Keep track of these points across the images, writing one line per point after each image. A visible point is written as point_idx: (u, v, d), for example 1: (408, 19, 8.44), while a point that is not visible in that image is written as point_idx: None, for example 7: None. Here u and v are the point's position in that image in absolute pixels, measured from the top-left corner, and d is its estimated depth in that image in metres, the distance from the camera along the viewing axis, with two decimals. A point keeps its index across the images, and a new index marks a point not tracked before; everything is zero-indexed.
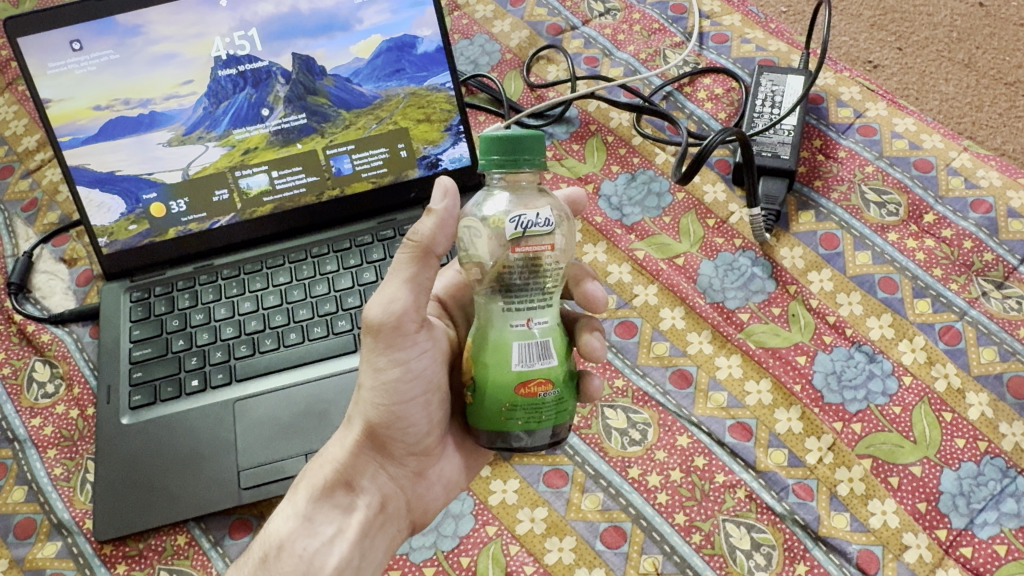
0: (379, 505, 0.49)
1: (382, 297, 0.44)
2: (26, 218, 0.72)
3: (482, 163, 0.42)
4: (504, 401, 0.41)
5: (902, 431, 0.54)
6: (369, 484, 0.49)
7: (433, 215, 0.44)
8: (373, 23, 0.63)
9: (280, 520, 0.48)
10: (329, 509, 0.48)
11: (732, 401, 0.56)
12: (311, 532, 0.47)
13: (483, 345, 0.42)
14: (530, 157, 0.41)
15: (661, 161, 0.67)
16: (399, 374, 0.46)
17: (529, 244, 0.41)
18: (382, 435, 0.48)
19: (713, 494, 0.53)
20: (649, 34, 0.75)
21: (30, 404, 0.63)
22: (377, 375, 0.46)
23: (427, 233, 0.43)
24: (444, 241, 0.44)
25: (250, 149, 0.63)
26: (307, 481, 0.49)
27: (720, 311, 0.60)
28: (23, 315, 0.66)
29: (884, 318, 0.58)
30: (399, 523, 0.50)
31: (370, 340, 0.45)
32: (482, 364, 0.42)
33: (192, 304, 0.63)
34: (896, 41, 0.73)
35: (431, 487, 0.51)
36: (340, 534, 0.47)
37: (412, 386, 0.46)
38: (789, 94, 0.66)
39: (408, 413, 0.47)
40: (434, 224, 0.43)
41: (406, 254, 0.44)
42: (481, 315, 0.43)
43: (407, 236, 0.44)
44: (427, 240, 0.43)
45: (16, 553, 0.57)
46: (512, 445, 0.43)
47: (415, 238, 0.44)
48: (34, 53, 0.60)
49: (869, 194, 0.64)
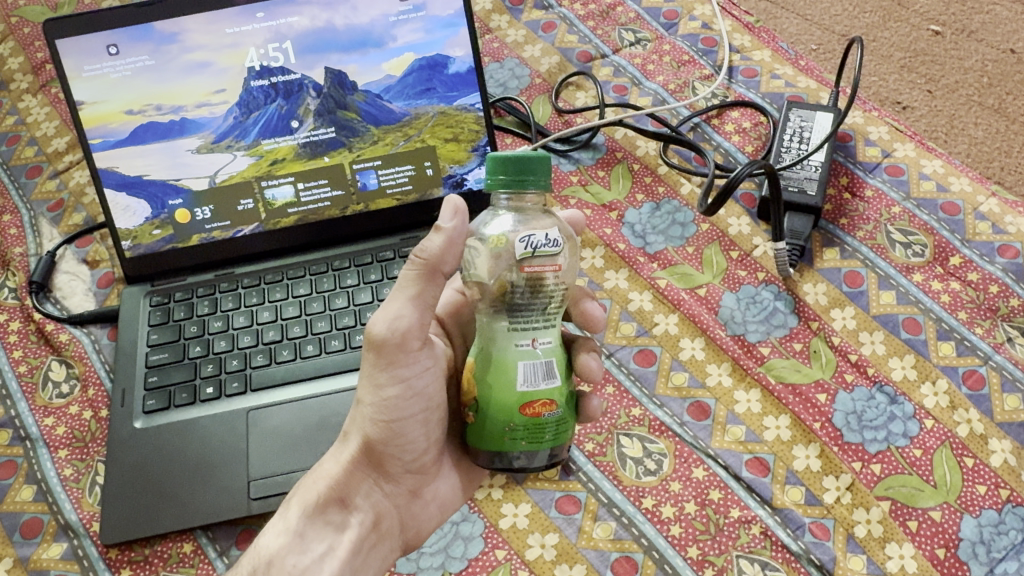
0: (372, 523, 0.49)
1: (388, 313, 0.44)
2: (52, 218, 0.72)
3: (488, 181, 0.42)
4: (508, 420, 0.41)
5: (922, 474, 0.53)
6: (363, 501, 0.49)
7: (441, 233, 0.43)
8: (407, 41, 0.63)
9: (271, 536, 0.47)
10: (321, 526, 0.47)
11: (750, 436, 0.56)
12: (302, 549, 0.46)
13: (487, 364, 0.42)
14: (535, 178, 0.41)
15: (686, 192, 0.67)
16: (400, 391, 0.45)
17: (535, 264, 0.42)
18: (378, 451, 0.48)
19: (727, 529, 0.52)
20: (678, 66, 0.75)
21: (44, 404, 0.62)
22: (377, 392, 0.46)
23: (434, 251, 0.43)
24: (453, 260, 0.44)
25: (278, 160, 0.63)
26: (300, 497, 0.48)
27: (740, 344, 0.59)
28: (42, 315, 0.66)
29: (907, 359, 0.58)
30: (392, 542, 0.50)
31: (372, 356, 0.45)
32: (484, 384, 0.42)
33: (210, 311, 0.63)
34: (926, 83, 0.74)
35: (426, 505, 0.51)
36: (331, 553, 0.47)
37: (412, 404, 0.46)
38: (817, 131, 0.66)
39: (406, 431, 0.47)
40: (443, 243, 0.43)
41: (412, 271, 0.44)
42: (483, 335, 0.43)
43: (413, 253, 0.44)
44: (436, 258, 0.43)
45: (22, 552, 0.56)
46: (512, 466, 0.42)
47: (424, 257, 0.43)
48: (71, 55, 0.60)
49: (894, 234, 0.63)
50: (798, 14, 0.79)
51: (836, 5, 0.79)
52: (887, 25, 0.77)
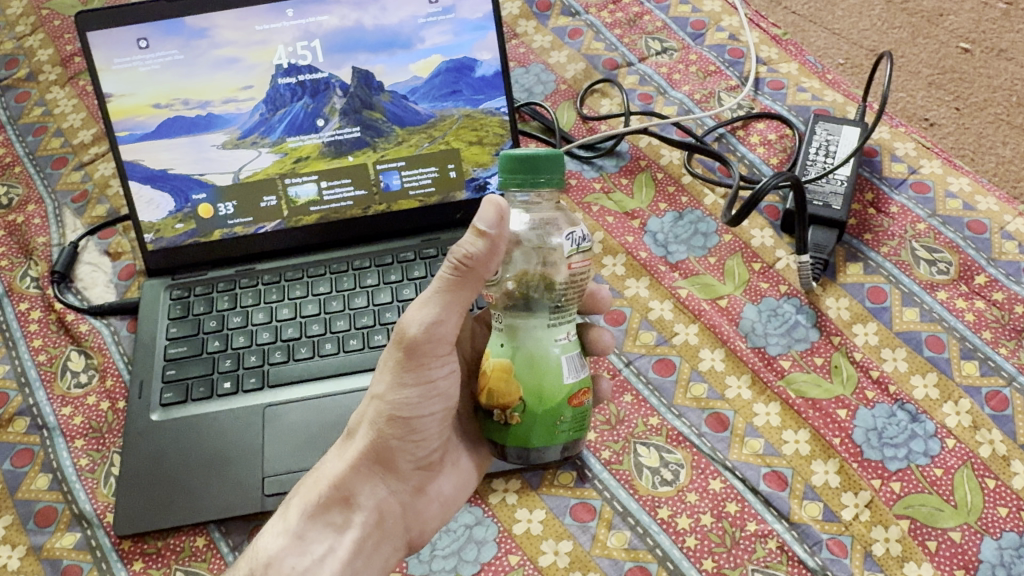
0: (375, 521, 0.49)
1: (424, 318, 0.44)
2: (75, 209, 0.72)
3: (501, 180, 0.42)
4: (557, 414, 0.43)
5: (942, 494, 0.53)
6: (367, 500, 0.49)
7: (484, 238, 0.41)
8: (435, 44, 0.64)
9: (270, 537, 0.47)
10: (321, 527, 0.48)
11: (768, 449, 0.55)
12: (302, 551, 0.47)
13: (528, 364, 0.42)
14: (548, 176, 0.42)
15: (710, 202, 0.67)
16: (420, 390, 0.46)
17: (578, 261, 0.43)
18: (389, 449, 0.48)
19: (743, 542, 0.52)
20: (704, 76, 0.75)
21: (62, 393, 0.62)
22: (397, 390, 0.45)
23: (481, 256, 0.42)
24: (493, 265, 0.42)
25: (302, 158, 0.64)
26: (300, 497, 0.48)
27: (761, 356, 0.59)
28: (63, 305, 0.66)
29: (929, 378, 0.57)
30: (395, 541, 0.50)
31: (399, 355, 0.45)
32: (530, 385, 0.42)
33: (230, 306, 0.63)
34: (954, 101, 0.73)
35: (429, 504, 0.51)
36: (331, 554, 0.47)
37: (432, 403, 0.46)
38: (843, 145, 0.66)
39: (421, 428, 0.47)
40: (489, 248, 0.41)
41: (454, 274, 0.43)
42: (515, 337, 0.43)
43: (454, 256, 0.42)
44: (476, 263, 0.42)
45: (35, 540, 0.56)
46: (554, 457, 0.44)
47: (467, 262, 0.42)
48: (101, 47, 0.61)
49: (919, 251, 0.63)
50: (826, 28, 0.79)
51: (864, 20, 0.79)
52: (916, 41, 0.77)
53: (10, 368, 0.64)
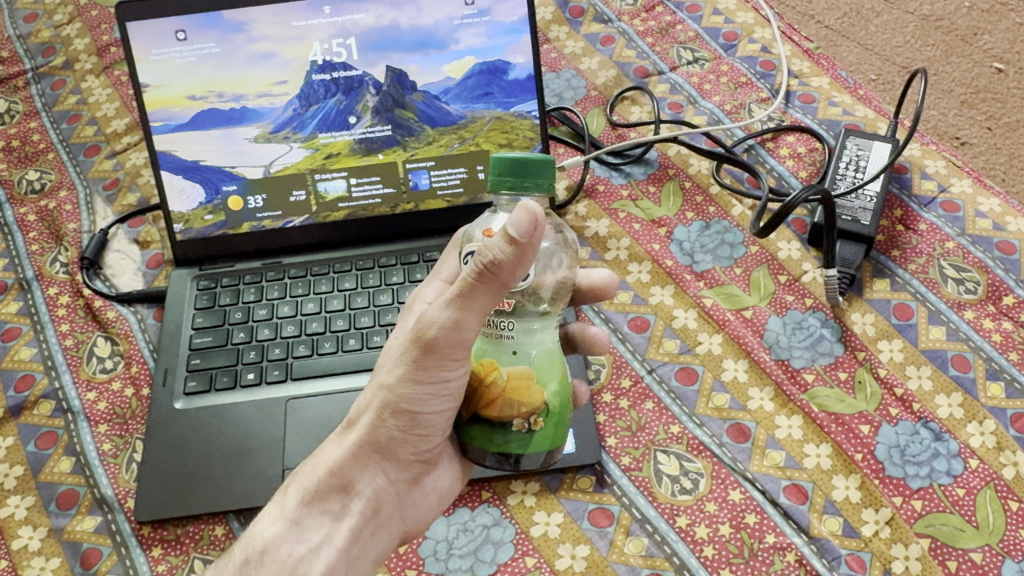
0: (372, 511, 0.48)
1: (446, 319, 0.41)
2: (106, 197, 0.73)
3: (491, 181, 0.42)
4: (566, 412, 0.45)
5: (964, 514, 0.52)
6: (366, 489, 0.48)
7: (516, 246, 0.39)
8: (469, 45, 0.64)
9: (266, 522, 0.48)
10: (318, 515, 0.47)
11: (789, 461, 0.55)
12: (298, 538, 0.47)
13: (546, 368, 0.44)
14: (536, 181, 0.41)
15: (737, 213, 0.67)
16: (433, 387, 0.43)
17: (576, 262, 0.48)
18: (393, 440, 0.46)
19: (762, 554, 0.52)
20: (735, 87, 0.75)
21: (87, 378, 0.63)
22: (410, 385, 0.44)
23: (508, 264, 0.39)
24: (520, 272, 0.41)
25: (333, 154, 0.64)
26: (299, 482, 0.48)
27: (784, 369, 0.59)
28: (91, 291, 0.67)
29: (954, 397, 0.57)
30: (390, 530, 0.49)
31: (416, 351, 0.43)
32: (550, 386, 0.44)
33: (256, 298, 0.63)
34: (986, 120, 0.73)
35: (425, 495, 0.51)
36: (328, 542, 0.47)
37: (444, 402, 0.44)
38: (873, 160, 0.65)
39: (430, 424, 0.45)
40: (518, 257, 0.39)
41: (479, 280, 0.40)
42: (531, 342, 0.43)
43: (479, 262, 0.40)
44: (504, 271, 0.40)
45: (56, 523, 0.57)
46: (556, 460, 0.46)
47: (492, 269, 0.40)
48: (139, 38, 0.62)
49: (947, 270, 0.62)
50: (859, 43, 0.79)
51: (898, 37, 0.79)
52: (949, 59, 0.77)
53: (37, 351, 0.64)
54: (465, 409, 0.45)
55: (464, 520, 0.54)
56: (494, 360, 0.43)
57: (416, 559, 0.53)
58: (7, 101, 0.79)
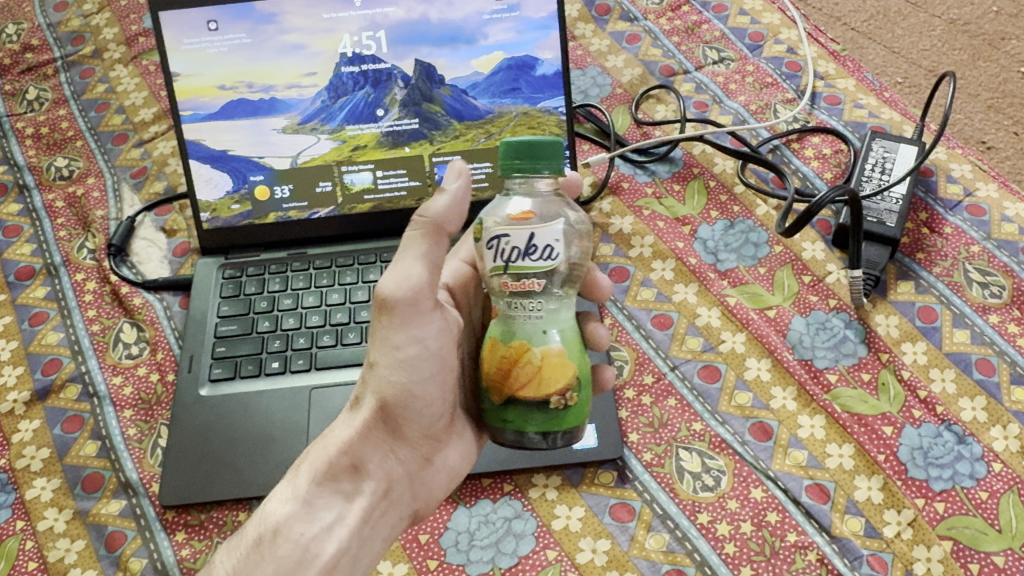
0: (384, 490, 0.50)
1: (394, 273, 0.44)
2: (133, 184, 0.74)
3: (501, 167, 0.43)
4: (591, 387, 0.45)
5: (987, 517, 0.52)
6: (376, 469, 0.49)
7: (448, 192, 0.44)
8: (498, 40, 0.64)
9: (277, 502, 0.48)
10: (330, 495, 0.48)
11: (811, 461, 0.55)
12: (310, 518, 0.47)
13: (572, 343, 0.44)
14: (546, 165, 0.42)
15: (762, 213, 0.67)
16: (411, 352, 0.46)
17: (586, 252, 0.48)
18: (395, 415, 0.48)
19: (783, 552, 0.52)
20: (761, 88, 0.75)
21: (113, 363, 0.64)
22: (394, 353, 0.46)
23: (440, 210, 0.44)
24: (458, 219, 0.45)
25: (360, 146, 0.64)
26: (310, 462, 0.49)
27: (807, 369, 0.59)
28: (118, 277, 0.68)
29: (978, 401, 0.57)
30: (402, 510, 0.51)
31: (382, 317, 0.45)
32: (579, 361, 0.44)
33: (281, 288, 0.64)
34: (1012, 125, 0.73)
35: (435, 475, 0.51)
36: (341, 522, 0.48)
37: (427, 365, 0.46)
38: (899, 163, 0.65)
39: (422, 392, 0.47)
40: (448, 203, 0.44)
41: (418, 231, 0.44)
42: (556, 321, 0.44)
43: (417, 214, 0.45)
44: (441, 218, 0.44)
45: (81, 505, 0.57)
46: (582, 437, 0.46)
47: (432, 216, 0.44)
48: (172, 28, 0.62)
49: (972, 273, 0.62)
50: (885, 46, 0.79)
51: (925, 41, 0.79)
52: (976, 63, 0.77)
53: (64, 336, 0.65)
54: (496, 393, 0.44)
55: (486, 512, 0.55)
56: (526, 341, 0.43)
57: (437, 549, 0.53)
58: (36, 89, 0.80)
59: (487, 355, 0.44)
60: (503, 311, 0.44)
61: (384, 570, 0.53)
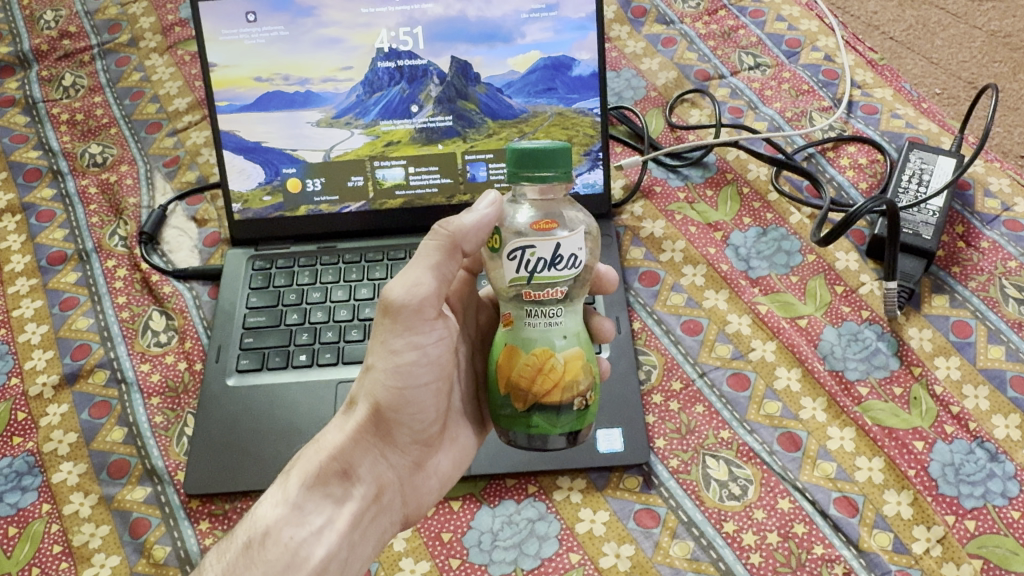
0: (374, 495, 0.49)
1: (402, 280, 0.45)
2: (166, 173, 0.74)
3: (510, 177, 0.42)
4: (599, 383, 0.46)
5: (1018, 537, 0.51)
6: (367, 473, 0.49)
7: (475, 213, 0.44)
8: (535, 40, 0.64)
9: (267, 506, 0.47)
10: (320, 499, 0.47)
11: (840, 473, 0.54)
12: (300, 521, 0.46)
13: (586, 344, 0.44)
14: (555, 171, 0.41)
15: (796, 221, 0.66)
16: (411, 358, 0.46)
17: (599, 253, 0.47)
18: (387, 418, 0.48)
19: (809, 565, 0.51)
20: (797, 95, 0.74)
21: (142, 350, 0.64)
22: (392, 358, 0.46)
23: (461, 227, 0.44)
24: (476, 241, 0.45)
25: (393, 142, 0.64)
26: (300, 467, 0.48)
27: (838, 380, 0.58)
28: (149, 265, 0.68)
29: (1011, 418, 0.56)
30: (392, 515, 0.50)
31: (387, 323, 0.45)
32: (593, 360, 0.45)
33: (311, 281, 0.64)
34: None
35: (427, 480, 0.51)
36: (330, 526, 0.46)
37: (425, 372, 0.47)
38: (937, 175, 0.65)
39: (417, 399, 0.47)
40: (472, 223, 0.44)
41: (435, 242, 0.45)
42: (574, 325, 0.44)
43: (439, 226, 0.45)
44: (462, 234, 0.44)
45: (107, 491, 0.57)
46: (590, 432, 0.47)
47: (454, 232, 0.44)
48: (210, 18, 0.62)
49: (1008, 289, 0.62)
50: (924, 56, 0.78)
51: (964, 52, 0.78)
52: (1017, 76, 0.76)
53: (94, 321, 0.65)
54: (518, 401, 0.43)
55: (510, 513, 0.55)
56: (548, 347, 0.43)
57: (460, 548, 0.53)
58: (71, 75, 0.81)
59: (504, 364, 0.43)
60: (517, 319, 0.43)
61: (406, 567, 0.53)
